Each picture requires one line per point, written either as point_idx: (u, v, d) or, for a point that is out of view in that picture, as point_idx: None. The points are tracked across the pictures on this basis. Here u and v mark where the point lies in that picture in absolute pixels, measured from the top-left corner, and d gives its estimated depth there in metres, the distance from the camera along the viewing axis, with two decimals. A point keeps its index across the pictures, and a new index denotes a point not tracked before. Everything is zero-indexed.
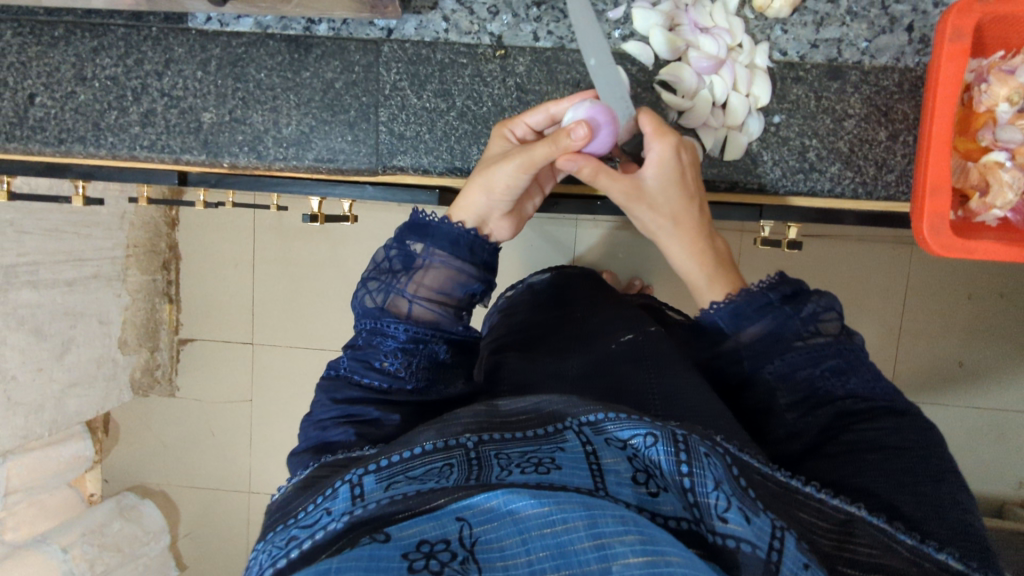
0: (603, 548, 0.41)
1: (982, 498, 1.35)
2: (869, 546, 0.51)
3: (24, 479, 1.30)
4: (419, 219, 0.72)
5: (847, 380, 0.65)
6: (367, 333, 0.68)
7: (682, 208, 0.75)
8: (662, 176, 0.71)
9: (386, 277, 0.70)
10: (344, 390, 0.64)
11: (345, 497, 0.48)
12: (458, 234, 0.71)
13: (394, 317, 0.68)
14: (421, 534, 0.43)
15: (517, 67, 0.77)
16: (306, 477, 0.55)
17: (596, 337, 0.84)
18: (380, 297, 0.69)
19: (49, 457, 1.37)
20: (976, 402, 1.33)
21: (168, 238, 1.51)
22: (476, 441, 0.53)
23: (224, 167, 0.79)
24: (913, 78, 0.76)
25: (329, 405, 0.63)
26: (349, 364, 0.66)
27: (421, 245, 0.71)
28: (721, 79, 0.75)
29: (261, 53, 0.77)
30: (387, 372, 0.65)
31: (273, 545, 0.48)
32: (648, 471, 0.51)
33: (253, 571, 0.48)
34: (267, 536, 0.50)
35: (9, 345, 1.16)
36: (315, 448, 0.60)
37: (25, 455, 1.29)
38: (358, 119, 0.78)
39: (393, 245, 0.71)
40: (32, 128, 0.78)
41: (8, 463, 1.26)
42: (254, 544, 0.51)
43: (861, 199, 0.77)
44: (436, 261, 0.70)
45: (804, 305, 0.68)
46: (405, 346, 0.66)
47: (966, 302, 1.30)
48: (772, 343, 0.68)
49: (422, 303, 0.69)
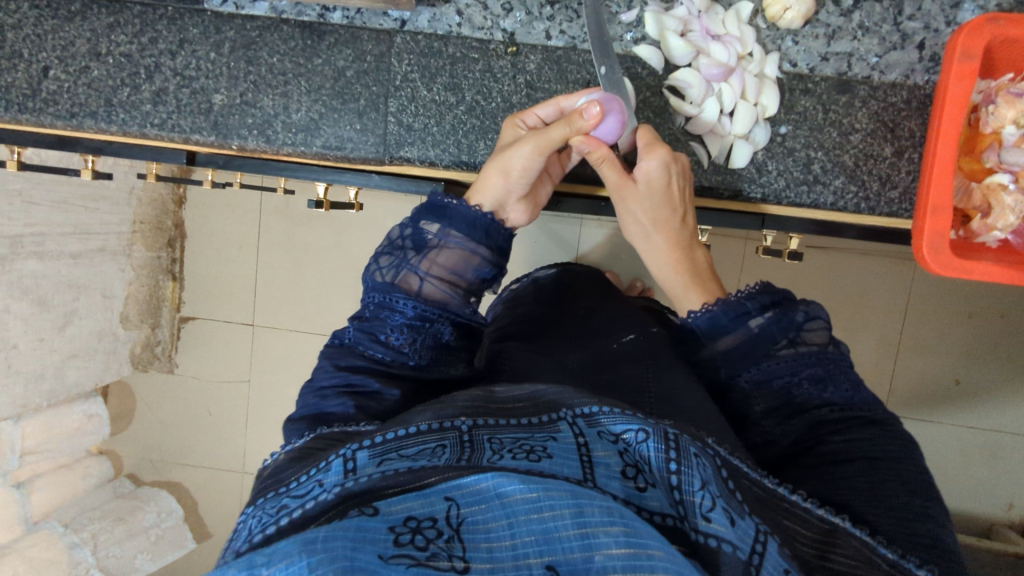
0: (587, 537, 0.41)
1: (971, 517, 1.35)
2: (847, 557, 0.52)
3: (39, 441, 1.31)
4: (437, 201, 0.74)
5: (824, 389, 0.65)
6: (375, 305, 0.69)
7: (665, 219, 0.77)
8: (648, 188, 0.73)
9: (399, 254, 0.72)
10: (348, 359, 0.64)
11: (337, 470, 0.49)
12: (474, 219, 0.73)
13: (405, 293, 0.70)
14: (409, 511, 0.43)
15: (528, 64, 0.78)
16: (301, 447, 0.55)
17: (598, 335, 0.85)
18: (390, 273, 0.72)
19: (62, 415, 1.38)
20: (970, 421, 1.33)
21: (174, 216, 1.52)
22: (471, 425, 0.54)
23: (232, 148, 0.80)
24: (922, 95, 0.76)
25: (332, 372, 0.63)
26: (354, 335, 0.67)
27: (436, 226, 0.73)
28: (729, 87, 0.75)
29: (274, 38, 0.78)
30: (392, 346, 0.66)
31: (262, 510, 0.48)
32: (637, 466, 0.52)
33: (240, 536, 0.48)
34: (255, 502, 0.50)
35: (13, 313, 1.17)
36: (309, 417, 0.59)
37: (38, 416, 1.30)
38: (368, 108, 0.78)
39: (408, 224, 0.74)
40: (45, 101, 0.78)
41: (22, 423, 1.27)
42: (241, 510, 0.51)
43: (863, 215, 0.77)
44: (450, 241, 0.72)
45: (795, 315, 0.68)
46: (412, 322, 0.68)
47: (966, 321, 1.30)
48: (755, 347, 0.69)
49: (434, 281, 0.71)
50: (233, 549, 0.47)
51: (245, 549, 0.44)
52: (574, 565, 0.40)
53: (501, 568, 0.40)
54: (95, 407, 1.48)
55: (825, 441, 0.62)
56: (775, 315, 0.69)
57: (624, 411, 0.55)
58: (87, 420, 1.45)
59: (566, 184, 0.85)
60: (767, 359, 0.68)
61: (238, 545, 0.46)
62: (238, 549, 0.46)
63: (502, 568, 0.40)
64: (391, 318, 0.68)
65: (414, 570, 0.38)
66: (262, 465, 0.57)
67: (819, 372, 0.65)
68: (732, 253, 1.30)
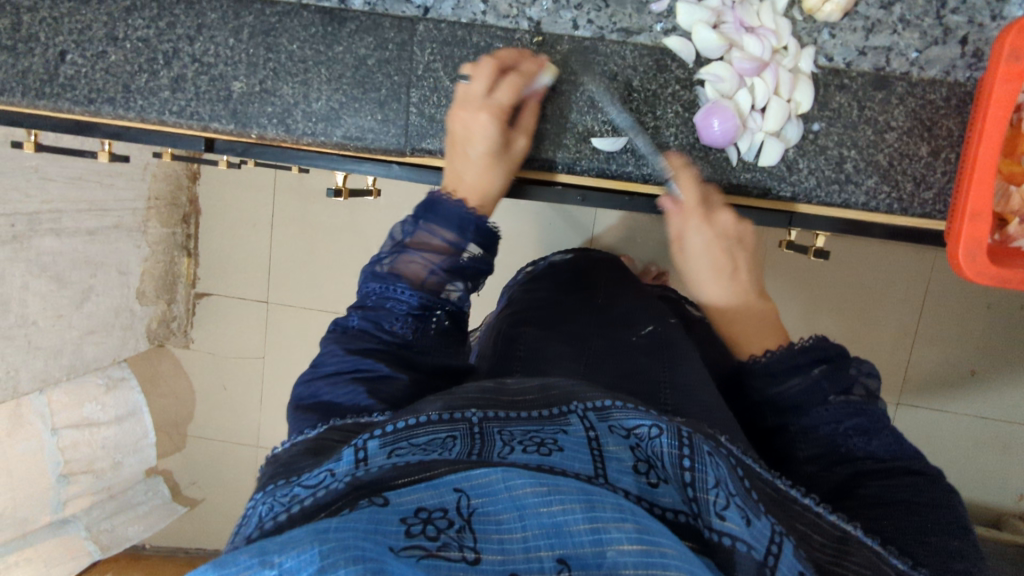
0: (598, 532, 0.42)
1: (979, 506, 1.35)
2: (863, 565, 0.51)
3: (69, 411, 1.34)
4: (439, 201, 0.71)
5: (869, 441, 0.61)
6: (375, 295, 0.65)
7: (716, 274, 0.78)
8: (689, 250, 0.78)
9: (400, 250, 0.68)
10: (359, 342, 0.62)
11: (348, 460, 0.48)
12: (468, 219, 0.70)
13: (409, 283, 0.65)
14: (420, 502, 0.44)
15: (554, 55, 0.76)
16: (312, 438, 0.54)
17: (617, 324, 0.84)
18: (393, 267, 0.67)
19: (87, 381, 1.41)
20: (985, 413, 1.32)
21: (189, 192, 1.52)
22: (481, 416, 0.54)
23: (251, 137, 0.78)
24: (962, 93, 0.74)
25: (342, 356, 0.61)
26: (359, 323, 0.64)
27: (441, 224, 0.69)
28: (762, 82, 0.72)
29: (294, 24, 0.76)
30: (397, 335, 0.64)
31: (272, 496, 0.48)
32: (649, 461, 0.51)
33: (249, 522, 0.47)
34: (264, 489, 0.50)
35: (32, 290, 1.20)
36: (320, 408, 0.59)
37: (62, 384, 1.34)
38: (389, 98, 0.76)
39: (410, 223, 0.70)
40: (63, 86, 0.77)
41: (47, 392, 1.30)
42: (249, 498, 0.51)
43: (895, 215, 0.75)
44: (456, 242, 0.69)
45: (846, 368, 0.65)
46: (417, 312, 0.65)
47: (987, 313, 1.28)
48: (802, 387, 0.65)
49: (441, 273, 0.67)
50: (243, 535, 0.47)
51: (254, 535, 0.44)
52: (584, 560, 0.40)
53: (512, 561, 0.40)
54: (121, 374, 1.50)
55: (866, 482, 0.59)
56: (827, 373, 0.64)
57: (637, 406, 0.55)
58: (114, 386, 1.47)
59: (591, 178, 0.78)
60: (823, 404, 0.63)
61: (248, 529, 0.46)
62: (249, 535, 0.45)
63: (513, 561, 0.40)
64: (394, 306, 0.64)
65: (425, 563, 0.38)
66: (269, 454, 0.56)
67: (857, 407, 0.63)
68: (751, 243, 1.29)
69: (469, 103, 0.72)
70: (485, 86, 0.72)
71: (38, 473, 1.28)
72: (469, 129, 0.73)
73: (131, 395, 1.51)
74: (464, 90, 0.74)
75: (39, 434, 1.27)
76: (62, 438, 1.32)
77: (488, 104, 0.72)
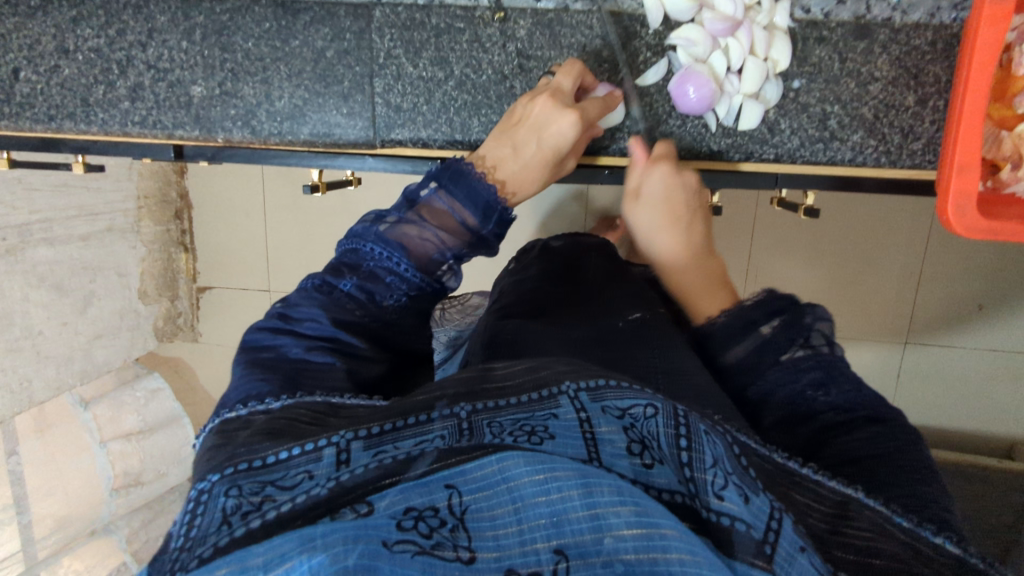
0: (598, 518, 0.38)
1: (991, 438, 1.36)
2: (864, 529, 0.47)
3: (116, 425, 1.43)
4: (463, 172, 0.68)
5: (828, 393, 0.59)
6: (373, 260, 0.61)
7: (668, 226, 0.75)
8: (651, 199, 0.73)
9: (413, 216, 0.65)
10: (342, 312, 0.58)
11: (328, 462, 0.44)
12: (492, 206, 0.67)
13: (414, 258, 0.62)
14: (407, 501, 0.39)
15: (518, 30, 0.73)
16: (275, 413, 0.49)
17: (601, 309, 0.78)
18: (399, 231, 0.63)
19: (124, 396, 1.47)
20: (994, 345, 1.31)
21: (177, 188, 1.50)
22: (470, 410, 0.49)
23: (218, 142, 0.77)
24: (949, 35, 0.70)
25: (322, 323, 0.56)
26: (350, 288, 0.59)
27: (461, 202, 0.66)
28: (737, 42, 0.70)
29: (246, 20, 0.73)
30: (385, 310, 0.60)
31: (236, 489, 0.42)
32: (643, 442, 0.47)
33: (208, 516, 0.41)
34: (222, 473, 0.44)
35: (33, 301, 1.21)
36: (281, 367, 0.53)
37: (104, 398, 1.43)
38: (352, 90, 0.74)
39: (428, 188, 0.67)
40: (21, 105, 0.76)
41: (93, 407, 1.39)
42: (198, 480, 0.45)
43: (884, 168, 0.73)
44: (475, 225, 0.66)
45: (802, 314, 0.63)
46: (411, 290, 0.62)
47: (991, 246, 1.25)
48: (757, 361, 0.64)
49: (450, 258, 0.64)
50: (195, 541, 0.39)
51: (220, 546, 0.37)
52: (583, 548, 0.37)
53: (508, 556, 0.37)
54: (156, 382, 1.55)
55: (834, 437, 0.56)
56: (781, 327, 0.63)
57: (631, 386, 0.51)
58: (153, 397, 1.52)
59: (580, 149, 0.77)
60: (775, 366, 0.62)
61: (209, 528, 0.40)
62: (203, 555, 0.37)
63: (509, 556, 0.37)
64: (392, 282, 0.61)
65: (420, 560, 0.35)
66: (220, 421, 0.50)
67: (813, 359, 0.61)
68: (745, 199, 1.28)
69: (557, 97, 0.68)
70: (574, 85, 0.69)
71: (90, 483, 1.36)
72: (543, 120, 0.68)
73: (168, 403, 1.54)
74: (550, 81, 0.70)
75: (88, 449, 1.36)
76: (111, 450, 1.40)
77: (571, 102, 0.68)
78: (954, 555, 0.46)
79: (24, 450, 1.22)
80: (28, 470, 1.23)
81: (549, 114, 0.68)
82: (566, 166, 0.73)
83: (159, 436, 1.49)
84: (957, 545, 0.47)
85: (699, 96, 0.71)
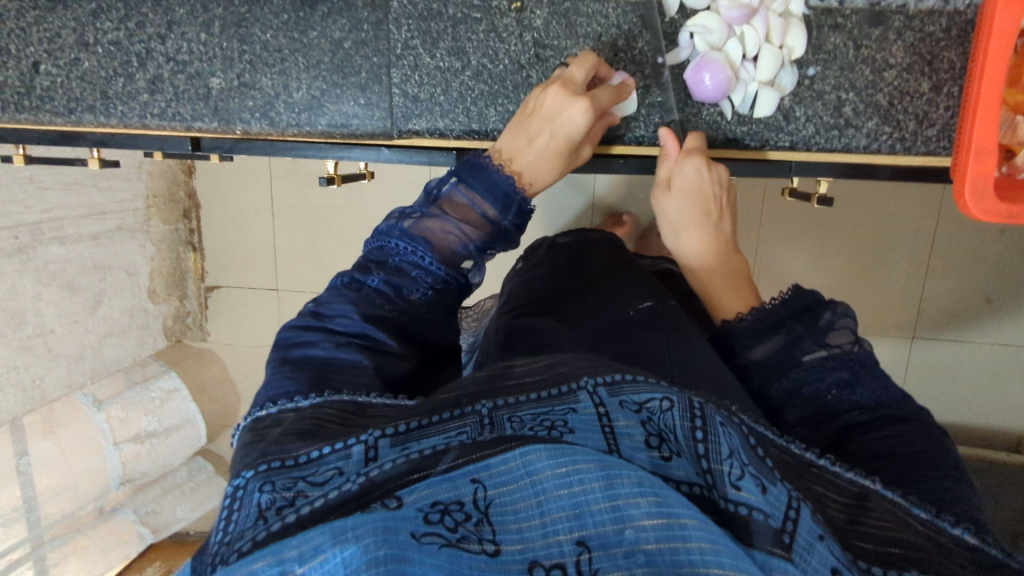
0: (618, 510, 0.38)
1: (1001, 430, 1.36)
2: (883, 520, 0.47)
3: (127, 425, 1.40)
4: (481, 164, 0.68)
5: (853, 392, 0.58)
6: (399, 255, 0.63)
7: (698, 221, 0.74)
8: (681, 190, 0.73)
9: (434, 211, 0.66)
10: (368, 305, 0.59)
11: (356, 458, 0.44)
12: (512, 196, 0.68)
13: (437, 252, 0.63)
14: (432, 496, 0.39)
15: (534, 20, 0.73)
16: (305, 412, 0.49)
17: (615, 304, 0.77)
18: (422, 225, 0.65)
19: (143, 395, 1.45)
20: (1005, 338, 1.31)
21: (186, 186, 1.50)
22: (490, 407, 0.49)
23: (236, 133, 0.78)
24: (964, 21, 0.71)
25: (353, 320, 0.57)
26: (377, 284, 0.60)
27: (480, 194, 0.67)
28: (753, 29, 0.71)
29: (265, 12, 0.74)
30: (412, 304, 0.61)
31: (270, 485, 0.43)
32: (660, 435, 0.47)
33: (244, 510, 0.41)
34: (255, 469, 0.44)
35: (45, 300, 1.21)
36: (309, 365, 0.54)
37: (116, 399, 1.40)
38: (369, 81, 0.75)
39: (448, 182, 0.68)
40: (41, 98, 0.77)
41: (105, 408, 1.37)
42: (233, 477, 0.46)
43: (898, 155, 0.74)
44: (494, 215, 0.67)
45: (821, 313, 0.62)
46: (437, 284, 0.62)
47: (1000, 237, 1.25)
48: (784, 360, 0.61)
49: (472, 250, 0.65)
50: (233, 536, 0.40)
51: (258, 540, 0.38)
52: (606, 539, 0.37)
53: (532, 549, 0.37)
54: (172, 383, 1.53)
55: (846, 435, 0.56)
56: (807, 329, 0.61)
57: (647, 380, 0.51)
58: (167, 396, 1.51)
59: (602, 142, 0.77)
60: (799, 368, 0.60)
61: (245, 523, 0.40)
62: (243, 548, 0.38)
63: (533, 548, 0.37)
64: (418, 275, 0.62)
65: (447, 552, 0.35)
66: (252, 419, 0.51)
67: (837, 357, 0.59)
68: (754, 192, 1.28)
69: (569, 87, 0.69)
70: (585, 75, 0.69)
71: (100, 485, 1.34)
72: (555, 111, 0.69)
73: (183, 403, 1.54)
74: (562, 73, 0.71)
75: (101, 450, 1.34)
76: (124, 451, 1.38)
77: (582, 92, 0.69)
78: (972, 545, 0.46)
79: (36, 452, 1.22)
80: (39, 472, 1.23)
81: (561, 104, 0.68)
82: (581, 155, 0.73)
83: (171, 440, 1.50)
84: (975, 536, 0.47)
85: (714, 85, 0.72)
